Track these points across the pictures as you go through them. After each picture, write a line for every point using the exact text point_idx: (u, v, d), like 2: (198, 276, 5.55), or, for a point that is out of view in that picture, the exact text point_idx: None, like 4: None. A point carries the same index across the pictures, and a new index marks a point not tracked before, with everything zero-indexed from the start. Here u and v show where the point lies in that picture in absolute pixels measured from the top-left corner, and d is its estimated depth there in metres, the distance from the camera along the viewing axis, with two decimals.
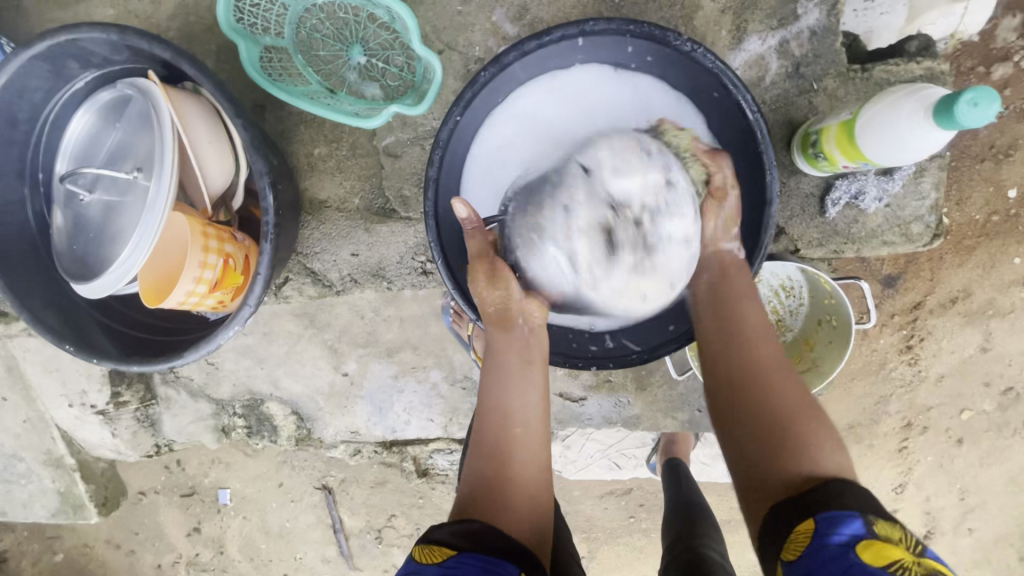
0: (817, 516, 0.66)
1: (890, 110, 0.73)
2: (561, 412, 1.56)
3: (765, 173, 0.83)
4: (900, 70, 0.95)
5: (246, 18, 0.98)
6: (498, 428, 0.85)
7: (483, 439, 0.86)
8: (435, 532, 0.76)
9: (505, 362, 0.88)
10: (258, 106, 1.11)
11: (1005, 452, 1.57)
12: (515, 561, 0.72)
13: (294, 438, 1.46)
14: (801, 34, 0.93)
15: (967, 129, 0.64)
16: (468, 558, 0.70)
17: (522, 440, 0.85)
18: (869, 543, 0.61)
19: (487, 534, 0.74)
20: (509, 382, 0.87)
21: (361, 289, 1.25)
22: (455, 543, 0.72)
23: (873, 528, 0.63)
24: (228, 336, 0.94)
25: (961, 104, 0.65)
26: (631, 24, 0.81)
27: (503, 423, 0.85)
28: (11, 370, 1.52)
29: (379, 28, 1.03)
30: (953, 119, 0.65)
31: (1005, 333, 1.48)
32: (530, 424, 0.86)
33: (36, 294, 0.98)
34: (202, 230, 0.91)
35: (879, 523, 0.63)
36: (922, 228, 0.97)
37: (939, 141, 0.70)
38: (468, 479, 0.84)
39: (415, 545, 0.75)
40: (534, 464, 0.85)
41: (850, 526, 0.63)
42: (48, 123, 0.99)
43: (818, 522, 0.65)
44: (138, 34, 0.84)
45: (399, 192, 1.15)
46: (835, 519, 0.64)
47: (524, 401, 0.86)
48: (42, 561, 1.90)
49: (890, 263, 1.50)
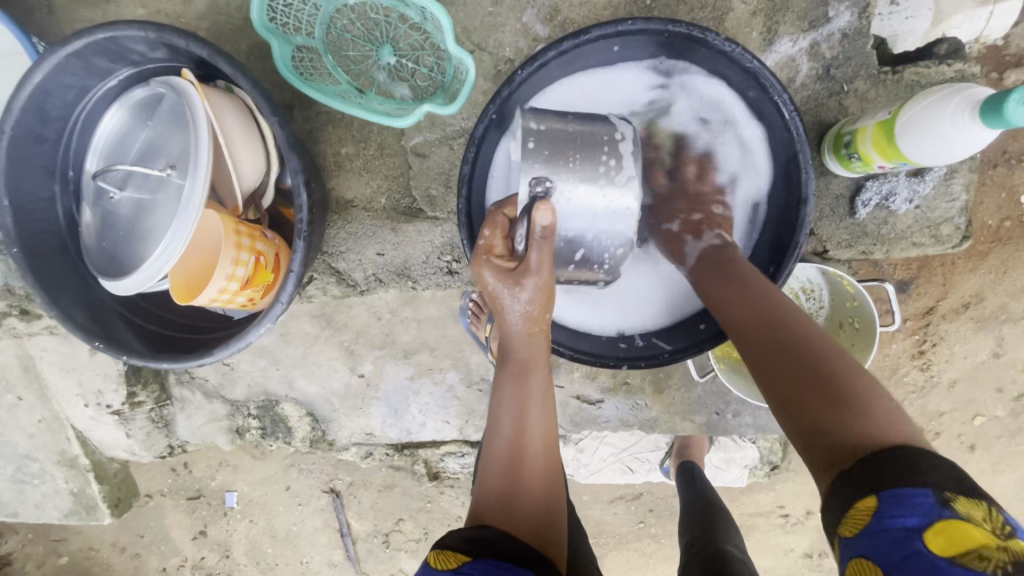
0: (883, 493, 0.56)
1: (932, 110, 0.73)
2: (577, 415, 1.55)
3: (801, 173, 0.84)
4: (931, 73, 0.95)
5: (280, 17, 0.98)
6: (514, 443, 0.87)
7: (498, 451, 0.87)
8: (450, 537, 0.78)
9: (530, 381, 0.89)
10: (286, 105, 1.12)
11: (1016, 458, 1.57)
12: (528, 566, 0.73)
13: (308, 439, 1.46)
14: (832, 36, 0.94)
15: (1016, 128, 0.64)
16: (481, 564, 0.71)
17: (537, 451, 0.87)
18: (942, 527, 0.53)
19: (502, 545, 0.75)
20: (529, 401, 0.88)
21: (385, 289, 1.25)
22: (469, 550, 0.74)
23: (950, 508, 0.54)
24: (260, 333, 0.94)
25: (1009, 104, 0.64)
26: (669, 24, 0.81)
27: (519, 439, 0.87)
28: (28, 369, 1.52)
29: (409, 29, 1.04)
30: (1002, 119, 0.65)
31: (1018, 338, 1.48)
32: (546, 437, 0.88)
33: (66, 292, 0.98)
34: (235, 228, 0.91)
35: (957, 499, 0.54)
36: (952, 229, 0.97)
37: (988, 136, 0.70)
38: (482, 492, 0.85)
39: (429, 552, 0.76)
40: (543, 471, 0.87)
41: (921, 506, 0.54)
42: (80, 121, 1.00)
43: (882, 499, 0.56)
44: (176, 32, 0.85)
45: (426, 191, 1.15)
46: (903, 495, 0.55)
47: (545, 415, 0.89)
48: (49, 564, 1.89)
49: (905, 267, 1.51)
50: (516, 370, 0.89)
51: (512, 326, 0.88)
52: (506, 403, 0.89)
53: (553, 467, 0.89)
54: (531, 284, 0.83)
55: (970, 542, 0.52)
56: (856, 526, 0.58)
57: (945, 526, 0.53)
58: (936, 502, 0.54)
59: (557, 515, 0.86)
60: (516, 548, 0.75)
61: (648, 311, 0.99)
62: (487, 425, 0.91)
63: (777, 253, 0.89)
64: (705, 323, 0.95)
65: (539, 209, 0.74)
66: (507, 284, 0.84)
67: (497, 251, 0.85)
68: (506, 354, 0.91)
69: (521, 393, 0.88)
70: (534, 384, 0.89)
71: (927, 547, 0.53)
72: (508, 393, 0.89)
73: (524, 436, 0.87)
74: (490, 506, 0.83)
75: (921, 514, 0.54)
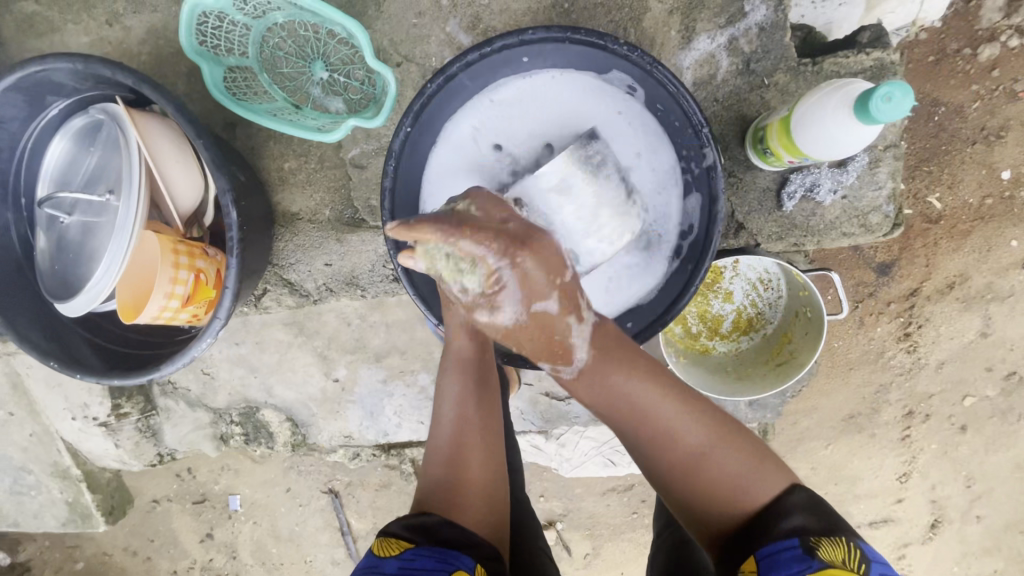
0: (759, 554, 0.70)
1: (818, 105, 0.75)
2: (547, 411, 1.61)
3: (705, 149, 0.87)
4: (849, 63, 0.95)
5: (210, 40, 1.01)
6: (456, 432, 0.90)
7: (440, 444, 0.89)
8: (393, 526, 0.80)
9: (471, 373, 0.93)
10: (227, 124, 1.15)
11: (1010, 437, 1.56)
12: (470, 554, 0.77)
13: (289, 443, 1.49)
14: (749, 31, 0.95)
15: (885, 121, 0.67)
16: (424, 551, 0.74)
17: (477, 440, 0.90)
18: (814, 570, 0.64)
19: (443, 533, 0.78)
20: (468, 391, 0.92)
21: (336, 298, 1.27)
22: (413, 538, 0.76)
23: (816, 556, 0.65)
24: (200, 348, 0.97)
25: (878, 98, 0.67)
26: (569, 32, 0.87)
27: (461, 429, 0.90)
28: (16, 386, 1.58)
29: (338, 44, 1.06)
30: (871, 114, 0.68)
31: (1004, 317, 1.48)
32: (484, 427, 0.91)
33: (22, 314, 1.01)
34: (173, 247, 0.95)
35: (821, 549, 0.66)
36: (880, 218, 0.97)
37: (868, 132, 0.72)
38: (425, 482, 0.87)
39: (373, 541, 0.78)
40: (485, 462, 0.89)
41: (788, 554, 0.67)
42: (27, 151, 1.04)
43: (760, 560, 0.69)
44: (101, 62, 0.87)
45: (367, 202, 1.18)
46: (778, 553, 0.68)
47: (483, 412, 0.92)
48: (65, 570, 1.93)
49: (884, 249, 1.51)
50: (459, 362, 0.93)
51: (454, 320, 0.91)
52: (450, 395, 0.92)
53: (497, 457, 0.91)
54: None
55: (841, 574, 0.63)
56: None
57: (817, 571, 0.63)
58: (802, 552, 0.66)
59: (501, 503, 0.88)
60: (456, 534, 0.78)
61: None
62: (431, 417, 0.93)
63: (698, 237, 0.91)
64: (631, 321, 0.95)
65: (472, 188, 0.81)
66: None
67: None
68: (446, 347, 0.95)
69: (462, 385, 0.92)
70: (474, 375, 0.93)
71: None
72: (451, 385, 0.93)
73: (464, 425, 0.90)
74: (433, 495, 0.85)
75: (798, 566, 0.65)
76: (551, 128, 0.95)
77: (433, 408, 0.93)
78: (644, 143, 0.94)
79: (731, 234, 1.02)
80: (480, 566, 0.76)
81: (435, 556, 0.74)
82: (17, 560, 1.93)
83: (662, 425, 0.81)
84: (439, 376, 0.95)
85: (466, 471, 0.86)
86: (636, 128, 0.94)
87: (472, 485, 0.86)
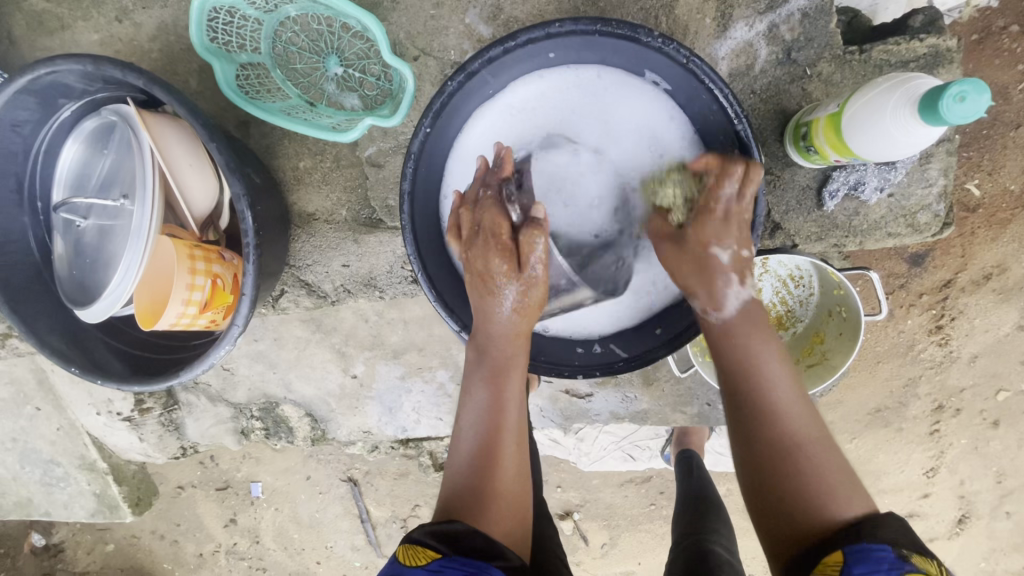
0: (849, 548, 0.65)
1: (876, 109, 0.75)
2: (569, 409, 1.51)
3: (745, 151, 0.84)
4: (903, 49, 0.94)
5: (221, 36, 0.97)
6: (485, 438, 0.86)
7: (470, 449, 0.86)
8: (418, 534, 0.75)
9: (507, 380, 0.89)
10: (242, 122, 1.13)
11: None
12: (500, 565, 0.71)
13: (310, 438, 1.48)
14: (791, 17, 0.96)
15: (957, 123, 0.66)
16: (451, 563, 0.68)
17: (510, 446, 0.87)
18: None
19: (470, 541, 0.73)
20: (505, 401, 0.88)
21: (354, 299, 1.27)
22: (441, 547, 0.71)
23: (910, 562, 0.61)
24: (220, 354, 0.95)
25: (948, 98, 0.66)
26: (599, 24, 0.82)
27: (494, 436, 0.87)
28: (42, 382, 1.59)
29: (352, 37, 1.03)
30: (939, 116, 0.67)
31: None
32: (518, 434, 0.89)
33: (42, 321, 1.01)
34: (189, 253, 0.93)
35: (915, 556, 0.62)
36: (930, 217, 0.99)
37: (932, 133, 0.71)
38: (453, 487, 0.84)
39: (397, 547, 0.73)
40: (513, 472, 0.86)
41: (883, 555, 0.63)
42: (41, 153, 1.02)
43: (847, 553, 0.65)
44: (111, 62, 0.84)
45: (384, 201, 1.17)
46: (869, 550, 0.64)
47: (517, 418, 0.89)
48: (97, 553, 1.95)
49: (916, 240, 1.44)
50: (493, 369, 0.89)
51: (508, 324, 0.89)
52: (479, 403, 0.89)
53: (524, 467, 0.89)
54: (528, 274, 0.87)
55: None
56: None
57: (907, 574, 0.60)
58: (897, 557, 0.62)
59: (525, 514, 0.86)
60: (483, 543, 0.74)
61: (589, 316, 0.98)
62: (456, 425, 0.90)
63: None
64: (661, 327, 0.95)
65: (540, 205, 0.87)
66: (505, 266, 0.87)
67: (501, 235, 0.88)
68: (484, 351, 0.90)
69: (498, 393, 0.88)
70: (512, 387, 0.89)
71: None
72: (484, 395, 0.89)
73: (498, 436, 0.87)
74: (460, 503, 0.81)
75: (887, 567, 0.61)
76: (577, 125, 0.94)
77: (467, 404, 0.90)
78: (668, 141, 0.93)
79: (768, 234, 1.04)
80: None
81: (463, 568, 0.68)
82: (50, 543, 1.95)
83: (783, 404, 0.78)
84: (472, 380, 0.90)
85: (497, 481, 0.83)
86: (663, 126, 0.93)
87: (504, 492, 0.83)
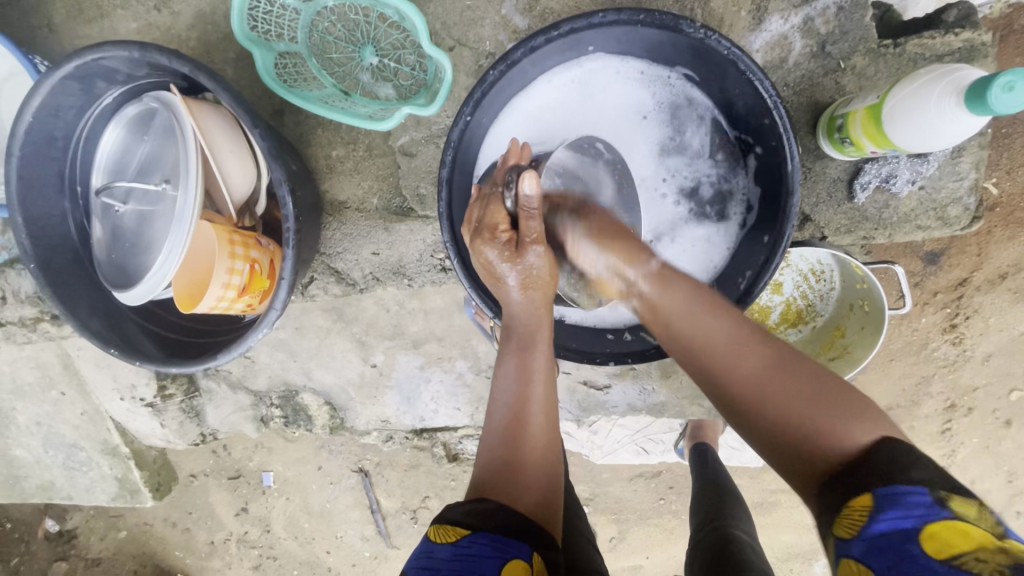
0: (878, 491, 0.58)
1: (920, 99, 0.79)
2: (585, 401, 1.52)
3: (784, 142, 0.85)
4: (936, 43, 0.97)
5: (261, 25, 0.99)
6: (514, 413, 0.84)
7: (499, 424, 0.85)
8: (450, 512, 0.74)
9: (534, 353, 0.88)
10: (277, 111, 1.16)
11: None
12: (528, 541, 0.71)
13: (328, 426, 1.51)
14: (826, 11, 0.98)
15: (1003, 113, 0.70)
16: (482, 538, 0.69)
17: (539, 420, 0.85)
18: (940, 523, 0.54)
19: (505, 518, 0.72)
20: (530, 373, 0.87)
21: (382, 287, 1.30)
22: (470, 522, 0.71)
23: (948, 508, 0.55)
24: (257, 337, 0.97)
25: (995, 88, 0.70)
26: (641, 14, 0.83)
27: (521, 409, 0.85)
28: (67, 367, 1.61)
29: (389, 28, 1.05)
30: (987, 106, 0.71)
31: None
32: (548, 407, 0.86)
33: (82, 304, 1.03)
34: (229, 237, 0.95)
35: (954, 500, 0.55)
36: (960, 210, 1.02)
37: (976, 120, 0.76)
38: (483, 466, 0.82)
39: (428, 526, 0.73)
40: (543, 447, 0.84)
41: (917, 501, 0.55)
42: (82, 139, 1.04)
43: (876, 497, 0.57)
44: (158, 49, 0.86)
45: (415, 190, 1.20)
46: (900, 494, 0.56)
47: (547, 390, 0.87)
48: (110, 538, 1.98)
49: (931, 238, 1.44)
50: (520, 342, 0.89)
51: (518, 301, 0.89)
52: (507, 377, 0.87)
53: (552, 441, 0.86)
54: (531, 259, 0.87)
55: (963, 548, 0.52)
56: (851, 526, 0.58)
57: (941, 522, 0.54)
58: (933, 502, 0.55)
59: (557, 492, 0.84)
60: (518, 521, 0.72)
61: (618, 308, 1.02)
62: (487, 401, 0.89)
63: (768, 229, 0.91)
64: None
65: (527, 175, 0.82)
66: (508, 257, 0.86)
67: (500, 230, 0.87)
68: (510, 329, 0.90)
69: (525, 364, 0.87)
70: (537, 358, 0.88)
71: (926, 550, 0.53)
72: (511, 367, 0.88)
73: (525, 410, 0.85)
74: (494, 481, 0.78)
75: (919, 514, 0.55)
76: (608, 114, 0.98)
77: (494, 385, 0.88)
78: (693, 126, 0.98)
79: (797, 227, 1.07)
80: (537, 555, 0.70)
81: (493, 544, 0.68)
82: (65, 527, 1.97)
83: (738, 361, 0.74)
84: (497, 358, 0.90)
85: (526, 459, 0.81)
86: (691, 112, 0.98)
87: (535, 468, 0.81)
